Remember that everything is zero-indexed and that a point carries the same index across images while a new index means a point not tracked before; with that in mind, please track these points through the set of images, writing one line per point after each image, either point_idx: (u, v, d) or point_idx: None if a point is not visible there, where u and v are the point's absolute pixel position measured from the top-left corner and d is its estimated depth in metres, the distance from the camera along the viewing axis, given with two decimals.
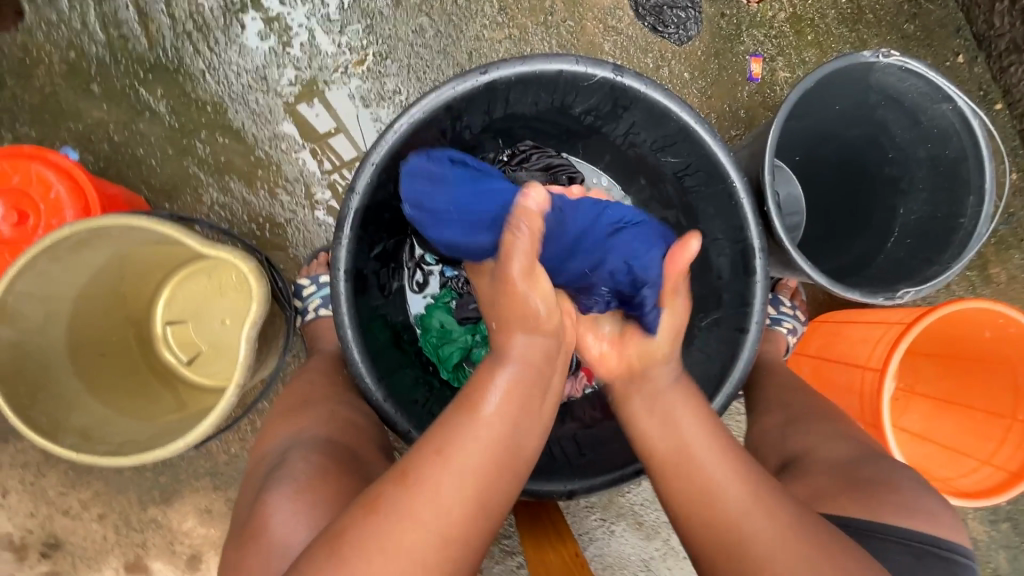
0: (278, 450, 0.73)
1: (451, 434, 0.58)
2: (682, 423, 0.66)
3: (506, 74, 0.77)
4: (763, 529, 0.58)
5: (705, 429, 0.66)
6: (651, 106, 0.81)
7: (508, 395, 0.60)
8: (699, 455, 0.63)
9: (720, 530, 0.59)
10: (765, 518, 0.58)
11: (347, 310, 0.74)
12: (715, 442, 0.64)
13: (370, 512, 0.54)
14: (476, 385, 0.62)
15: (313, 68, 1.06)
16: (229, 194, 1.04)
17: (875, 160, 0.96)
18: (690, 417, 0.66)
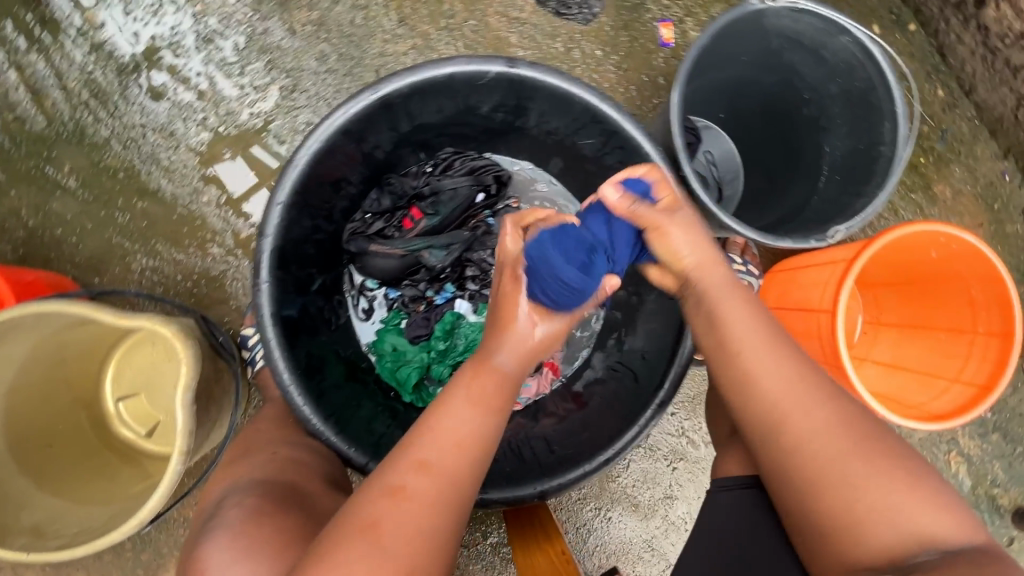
0: (216, 500, 0.70)
1: (443, 436, 0.62)
2: (740, 328, 0.69)
3: (399, 87, 0.75)
4: (885, 472, 0.61)
5: (772, 341, 0.68)
6: (552, 92, 0.80)
7: (484, 403, 0.65)
8: (777, 387, 0.66)
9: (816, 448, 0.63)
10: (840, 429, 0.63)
11: (280, 355, 0.72)
12: (771, 343, 0.68)
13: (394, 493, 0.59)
14: (466, 383, 0.66)
15: (220, 114, 1.04)
16: (158, 257, 1.01)
17: (793, 103, 0.96)
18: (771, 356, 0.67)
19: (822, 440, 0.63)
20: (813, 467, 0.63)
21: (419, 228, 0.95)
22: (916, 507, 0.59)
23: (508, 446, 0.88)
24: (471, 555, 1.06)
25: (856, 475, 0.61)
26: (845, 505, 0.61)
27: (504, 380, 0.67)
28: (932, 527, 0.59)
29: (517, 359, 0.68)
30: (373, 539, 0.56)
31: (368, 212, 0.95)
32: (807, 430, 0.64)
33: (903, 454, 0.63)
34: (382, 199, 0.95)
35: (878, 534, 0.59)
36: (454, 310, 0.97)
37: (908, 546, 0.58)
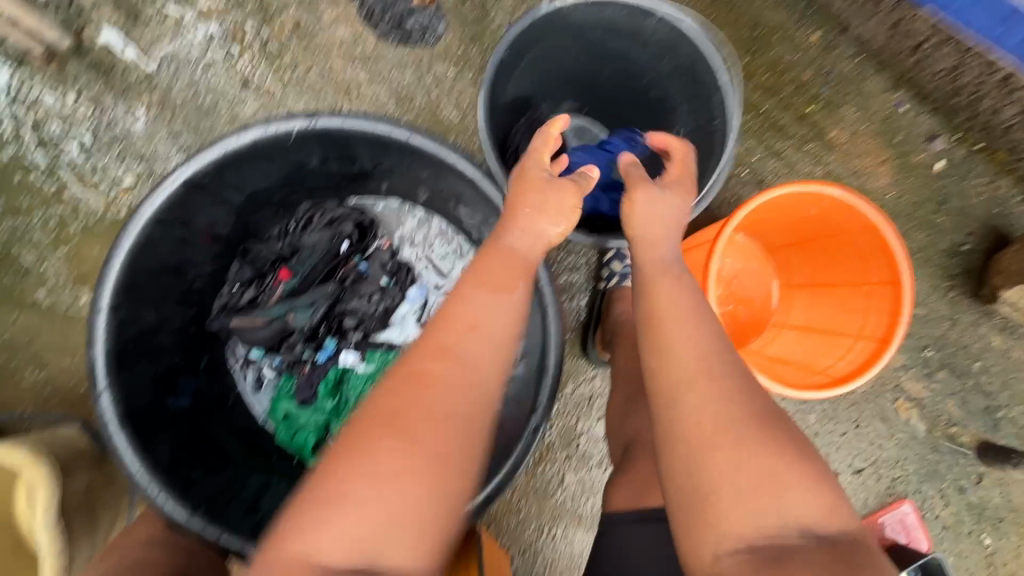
0: None
1: (441, 334, 0.59)
2: (662, 296, 0.65)
3: (202, 166, 0.74)
4: (767, 452, 0.53)
5: (690, 322, 0.62)
6: (364, 135, 0.78)
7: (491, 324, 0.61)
8: (691, 340, 0.60)
9: (707, 404, 0.56)
10: (739, 396, 0.56)
11: (133, 458, 0.71)
12: (695, 314, 0.63)
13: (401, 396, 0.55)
14: (471, 277, 0.64)
15: (81, 215, 1.03)
16: (47, 368, 1.01)
17: (637, 87, 0.93)
18: (687, 317, 0.63)
19: (716, 403, 0.56)
20: (695, 433, 0.55)
21: (282, 291, 0.93)
22: (811, 495, 0.52)
23: None
24: None
25: (747, 451, 0.53)
26: (732, 478, 0.53)
27: (520, 258, 0.66)
28: (822, 521, 0.51)
29: (533, 241, 0.68)
30: (395, 432, 0.53)
31: (234, 283, 0.93)
32: (701, 380, 0.57)
33: (808, 447, 0.56)
34: (244, 269, 0.94)
35: (737, 513, 0.52)
36: (339, 364, 0.96)
37: (791, 534, 0.51)
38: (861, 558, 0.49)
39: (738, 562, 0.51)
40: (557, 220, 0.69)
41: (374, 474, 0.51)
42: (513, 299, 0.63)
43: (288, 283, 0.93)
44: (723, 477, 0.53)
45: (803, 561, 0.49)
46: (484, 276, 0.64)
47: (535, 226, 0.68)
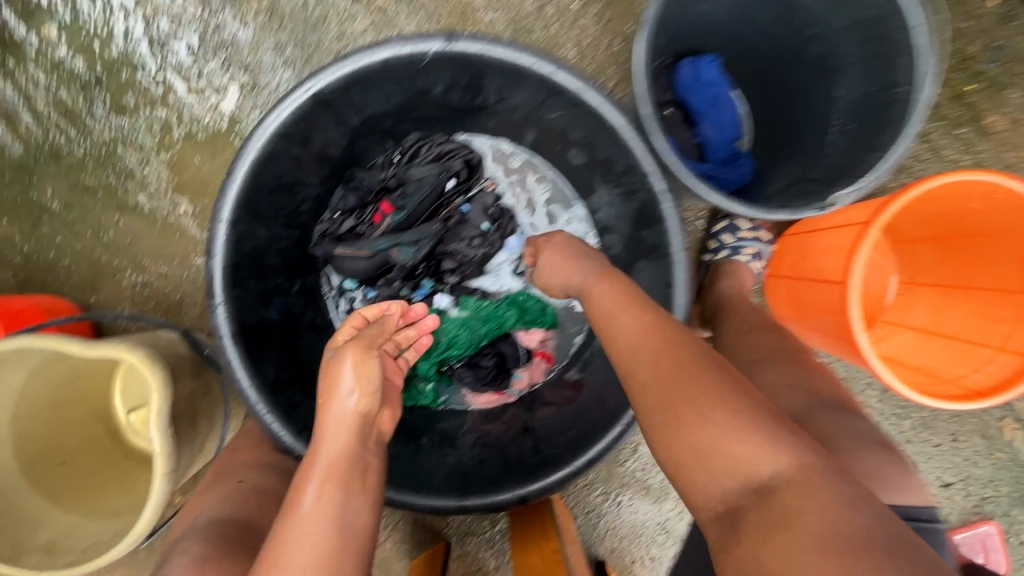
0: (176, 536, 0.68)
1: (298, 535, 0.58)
2: (604, 301, 0.70)
3: (331, 80, 0.69)
4: (701, 424, 0.54)
5: (634, 303, 0.68)
6: (502, 66, 0.71)
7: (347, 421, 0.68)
8: (626, 338, 0.65)
9: (646, 400, 0.60)
10: (668, 379, 0.58)
11: (246, 375, 0.72)
12: (631, 307, 0.67)
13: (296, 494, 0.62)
14: (295, 487, 0.63)
15: (184, 121, 1.01)
16: (146, 273, 1.02)
17: (797, 42, 0.83)
18: (631, 312, 0.66)
19: (658, 385, 0.59)
20: (649, 418, 0.59)
21: (387, 224, 0.90)
22: (747, 445, 0.52)
23: (499, 443, 0.87)
24: (481, 541, 1.09)
25: (690, 419, 0.55)
26: (686, 457, 0.55)
27: (344, 461, 0.65)
28: (757, 465, 0.51)
29: (343, 438, 0.66)
30: (287, 518, 0.59)
31: (337, 210, 0.91)
32: (640, 372, 0.61)
33: (740, 395, 0.56)
34: (348, 196, 0.90)
35: (696, 480, 0.54)
36: (434, 306, 0.95)
37: (740, 492, 0.51)
38: (794, 500, 0.48)
39: (717, 526, 0.52)
40: (352, 391, 0.69)
41: (278, 558, 0.56)
42: (352, 496, 0.63)
43: (395, 217, 0.89)
44: (673, 454, 0.56)
45: (748, 519, 0.49)
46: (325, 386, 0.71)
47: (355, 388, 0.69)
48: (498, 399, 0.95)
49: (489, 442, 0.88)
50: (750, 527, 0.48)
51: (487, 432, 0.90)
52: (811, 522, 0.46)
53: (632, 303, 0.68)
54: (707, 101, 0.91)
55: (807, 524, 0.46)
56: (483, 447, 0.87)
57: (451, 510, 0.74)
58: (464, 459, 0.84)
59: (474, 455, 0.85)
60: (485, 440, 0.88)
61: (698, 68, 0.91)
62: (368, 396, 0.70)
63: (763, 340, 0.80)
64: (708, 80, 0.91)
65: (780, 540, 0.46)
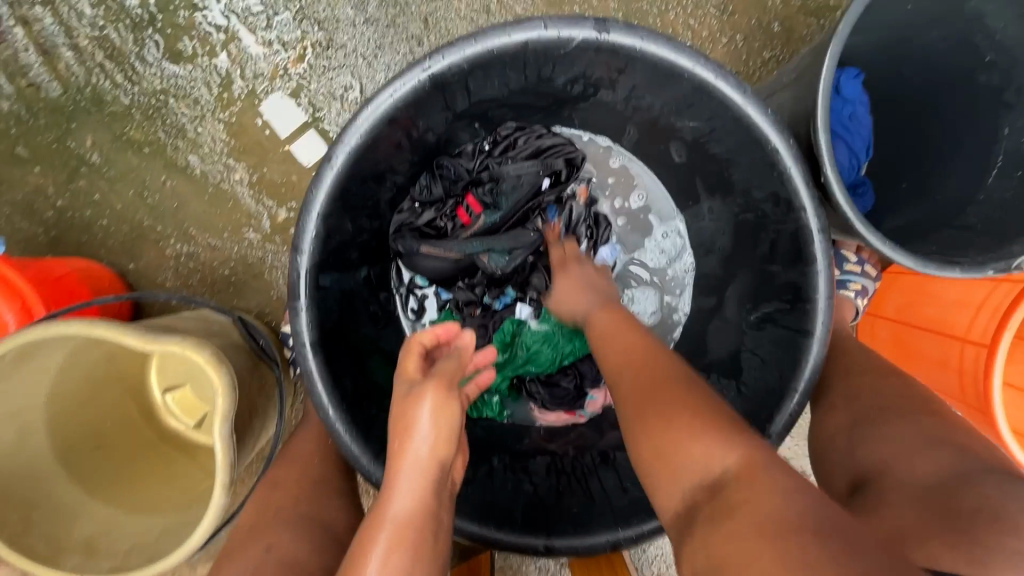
0: None
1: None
2: (600, 329, 0.65)
3: (456, 61, 0.59)
4: (665, 422, 0.49)
5: (624, 326, 0.63)
6: (653, 64, 0.61)
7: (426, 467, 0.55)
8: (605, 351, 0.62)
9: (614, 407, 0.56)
10: (640, 382, 0.54)
11: (324, 390, 0.64)
12: (615, 323, 0.65)
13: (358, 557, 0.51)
14: (359, 547, 0.52)
15: (246, 77, 0.90)
16: (192, 243, 0.93)
17: (967, 67, 0.73)
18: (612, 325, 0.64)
19: (628, 388, 0.55)
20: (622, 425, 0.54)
21: (477, 224, 0.82)
22: (707, 441, 0.47)
23: (575, 472, 0.80)
24: (525, 556, 1.05)
25: (649, 422, 0.50)
26: (652, 464, 0.49)
27: (415, 521, 0.53)
28: (710, 460, 0.46)
29: (416, 492, 0.54)
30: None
31: (417, 200, 0.82)
32: (612, 383, 0.58)
33: (706, 398, 0.51)
34: (434, 185, 0.81)
35: (665, 490, 0.48)
36: (515, 316, 0.87)
37: (695, 494, 0.45)
38: (738, 495, 0.42)
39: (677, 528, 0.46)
40: (429, 437, 0.56)
41: None
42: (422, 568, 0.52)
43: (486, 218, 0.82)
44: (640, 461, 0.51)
45: (701, 516, 0.44)
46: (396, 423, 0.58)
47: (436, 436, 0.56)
48: (568, 417, 0.87)
49: (563, 468, 0.81)
50: (699, 528, 0.43)
51: (560, 455, 0.83)
52: (750, 513, 0.40)
53: (608, 319, 0.66)
54: (841, 120, 0.81)
55: (748, 514, 0.40)
56: (558, 475, 0.80)
57: (537, 551, 0.68)
58: (541, 488, 0.77)
59: (550, 483, 0.78)
60: (558, 466, 0.81)
61: (837, 82, 0.80)
62: (447, 441, 0.57)
63: (884, 386, 0.71)
64: (846, 95, 0.80)
65: (725, 531, 0.41)
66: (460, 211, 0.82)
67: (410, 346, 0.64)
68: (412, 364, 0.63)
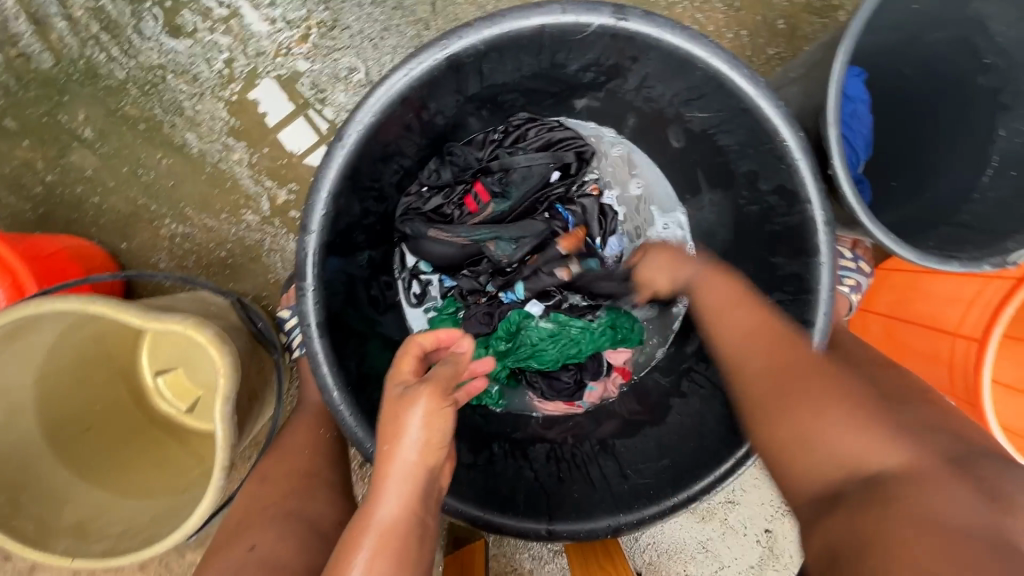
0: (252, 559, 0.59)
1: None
2: (717, 301, 0.71)
3: (473, 42, 0.58)
4: (826, 418, 0.57)
5: (736, 303, 0.70)
6: (667, 54, 0.61)
7: (414, 473, 0.54)
8: (723, 336, 0.69)
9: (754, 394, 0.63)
10: (787, 375, 0.62)
11: (330, 372, 0.63)
12: (739, 302, 0.70)
13: (340, 564, 0.51)
14: (343, 550, 0.52)
15: (249, 55, 0.88)
16: (188, 223, 0.91)
17: (967, 69, 0.75)
18: (732, 301, 0.70)
19: (773, 374, 0.63)
20: (764, 405, 0.62)
21: (484, 211, 0.83)
22: (853, 436, 0.55)
23: (575, 459, 0.80)
24: (519, 543, 1.05)
25: (827, 415, 0.57)
26: (797, 447, 0.58)
27: (402, 529, 0.52)
28: (865, 458, 0.54)
29: (403, 498, 0.54)
30: None
31: (424, 184, 0.83)
32: (748, 371, 0.65)
33: (846, 389, 0.60)
34: (443, 171, 0.83)
35: (810, 468, 0.57)
36: (525, 311, 0.85)
37: (843, 478, 0.54)
38: (897, 489, 0.50)
39: (812, 507, 0.55)
40: (419, 442, 0.55)
41: None
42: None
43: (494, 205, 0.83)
44: (785, 441, 0.59)
45: (851, 501, 0.52)
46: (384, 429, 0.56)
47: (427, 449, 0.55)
48: (567, 408, 0.88)
49: (562, 455, 0.81)
50: (853, 507, 0.51)
51: (559, 442, 0.83)
52: (908, 507, 0.49)
53: (733, 299, 0.70)
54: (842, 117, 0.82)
55: (909, 507, 0.49)
56: (557, 463, 0.80)
57: (538, 536, 0.68)
58: (542, 475, 0.77)
59: (551, 470, 0.79)
60: (557, 454, 0.81)
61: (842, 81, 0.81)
62: (438, 449, 0.56)
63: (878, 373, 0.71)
64: (848, 94, 0.81)
65: (881, 515, 0.49)
66: (467, 198, 0.83)
67: (409, 344, 0.61)
68: (409, 363, 0.60)
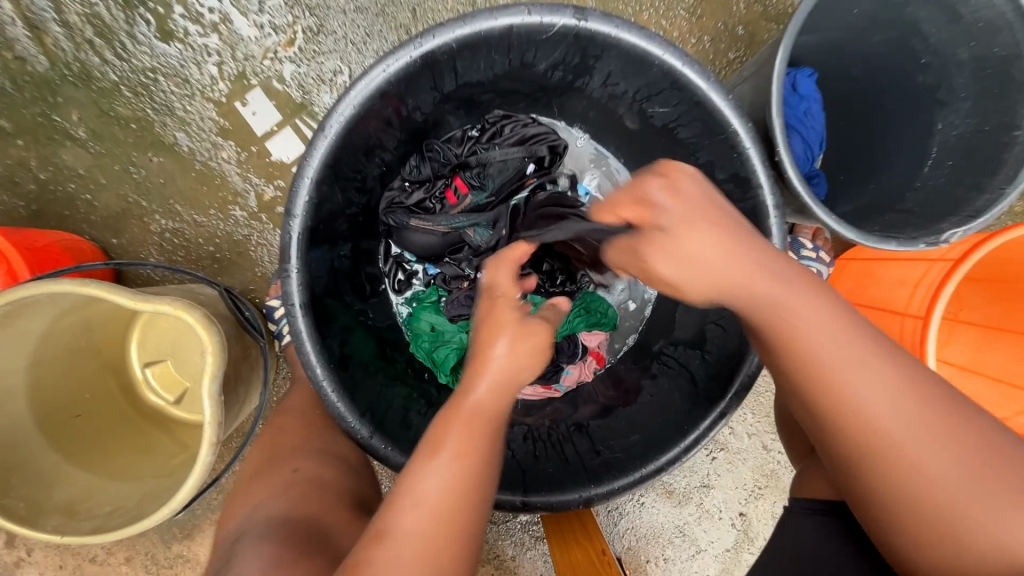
0: (241, 528, 0.62)
1: (417, 483, 0.52)
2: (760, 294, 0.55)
3: (446, 41, 0.63)
4: (946, 472, 0.49)
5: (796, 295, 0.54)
6: (626, 51, 0.67)
7: (506, 367, 0.58)
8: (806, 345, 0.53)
9: (856, 437, 0.52)
10: (902, 415, 0.50)
11: (313, 350, 0.66)
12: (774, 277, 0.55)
13: (432, 451, 0.54)
14: (437, 427, 0.56)
15: (238, 58, 0.92)
16: (178, 219, 0.95)
17: (907, 69, 0.81)
18: (797, 297, 0.54)
19: (888, 417, 0.51)
20: (877, 459, 0.51)
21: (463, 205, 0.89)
22: (1000, 513, 0.47)
23: (551, 439, 0.84)
24: (501, 530, 1.08)
25: (950, 471, 0.49)
26: (921, 499, 0.49)
27: (489, 418, 0.56)
28: (996, 530, 0.47)
29: (497, 391, 0.57)
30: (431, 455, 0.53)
31: (406, 179, 0.87)
32: (852, 409, 0.52)
33: (968, 429, 0.50)
34: (422, 166, 0.87)
35: (925, 531, 0.50)
36: None
37: (977, 558, 0.48)
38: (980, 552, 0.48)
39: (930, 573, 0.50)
40: (504, 353, 0.58)
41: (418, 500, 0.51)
42: (489, 464, 0.54)
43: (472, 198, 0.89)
44: (900, 494, 0.51)
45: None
46: (485, 323, 0.61)
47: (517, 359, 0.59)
48: (545, 392, 0.90)
49: (539, 436, 0.85)
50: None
51: (537, 424, 0.87)
52: None
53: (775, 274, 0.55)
54: (798, 115, 0.88)
55: None
56: (534, 443, 0.84)
57: (513, 506, 0.71)
58: (518, 452, 0.81)
59: (527, 449, 0.83)
60: (534, 435, 0.85)
61: (794, 80, 0.88)
62: (530, 353, 0.60)
63: None
64: (802, 93, 0.87)
65: None
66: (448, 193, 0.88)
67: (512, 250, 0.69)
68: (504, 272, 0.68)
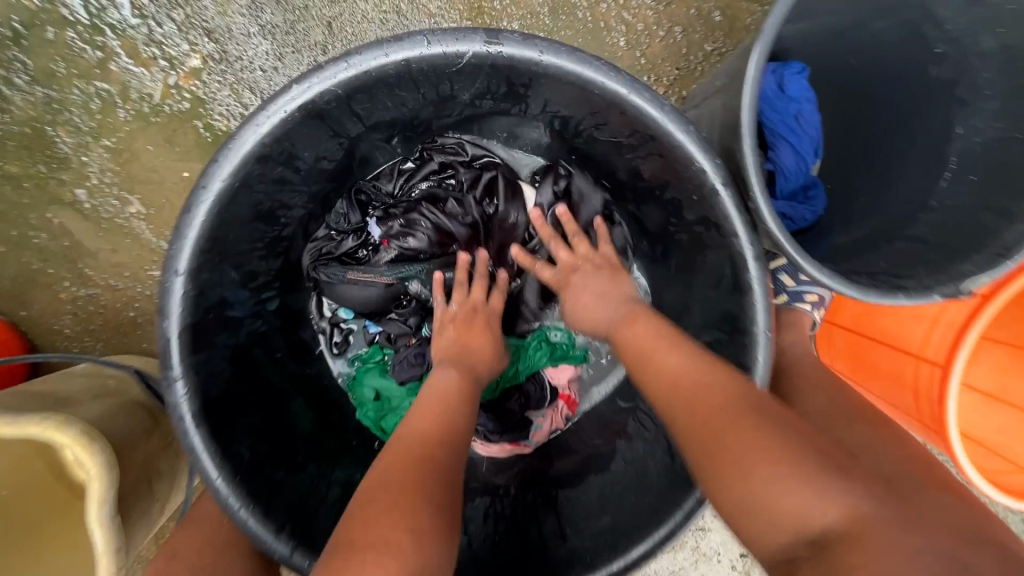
0: None
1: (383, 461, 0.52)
2: (637, 340, 0.58)
3: (327, 87, 0.51)
4: (769, 476, 0.43)
5: (666, 343, 0.56)
6: (557, 79, 0.53)
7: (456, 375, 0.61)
8: (662, 358, 0.55)
9: (691, 422, 0.50)
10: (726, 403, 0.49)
11: (213, 464, 0.57)
12: (642, 317, 0.60)
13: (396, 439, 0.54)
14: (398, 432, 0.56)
15: (132, 97, 0.80)
16: (91, 284, 0.85)
17: (917, 59, 0.66)
18: (658, 332, 0.58)
19: (695, 382, 0.52)
20: (702, 442, 0.48)
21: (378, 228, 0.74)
22: (791, 492, 0.42)
23: (514, 516, 0.74)
24: None
25: (767, 467, 0.44)
26: (742, 495, 0.45)
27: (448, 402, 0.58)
28: (807, 517, 0.41)
29: (458, 376, 0.61)
30: (394, 445, 0.53)
31: (334, 228, 0.75)
32: (669, 389, 0.53)
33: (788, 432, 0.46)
34: (352, 213, 0.75)
35: (758, 527, 0.44)
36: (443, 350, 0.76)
37: (790, 543, 0.41)
38: (854, 557, 0.38)
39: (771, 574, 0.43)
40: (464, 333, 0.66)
41: (374, 475, 0.50)
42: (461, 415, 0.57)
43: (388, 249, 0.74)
44: (755, 492, 0.44)
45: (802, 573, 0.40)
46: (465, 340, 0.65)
47: (464, 344, 0.65)
48: (513, 449, 0.80)
49: (502, 513, 0.75)
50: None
51: (501, 493, 0.77)
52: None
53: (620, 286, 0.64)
54: (784, 120, 0.73)
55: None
56: (495, 521, 0.74)
57: None
58: (476, 539, 0.71)
59: (487, 531, 0.73)
60: (496, 512, 0.75)
61: (781, 78, 0.72)
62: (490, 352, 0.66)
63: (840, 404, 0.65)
64: (791, 94, 0.72)
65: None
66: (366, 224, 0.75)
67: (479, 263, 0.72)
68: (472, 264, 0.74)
